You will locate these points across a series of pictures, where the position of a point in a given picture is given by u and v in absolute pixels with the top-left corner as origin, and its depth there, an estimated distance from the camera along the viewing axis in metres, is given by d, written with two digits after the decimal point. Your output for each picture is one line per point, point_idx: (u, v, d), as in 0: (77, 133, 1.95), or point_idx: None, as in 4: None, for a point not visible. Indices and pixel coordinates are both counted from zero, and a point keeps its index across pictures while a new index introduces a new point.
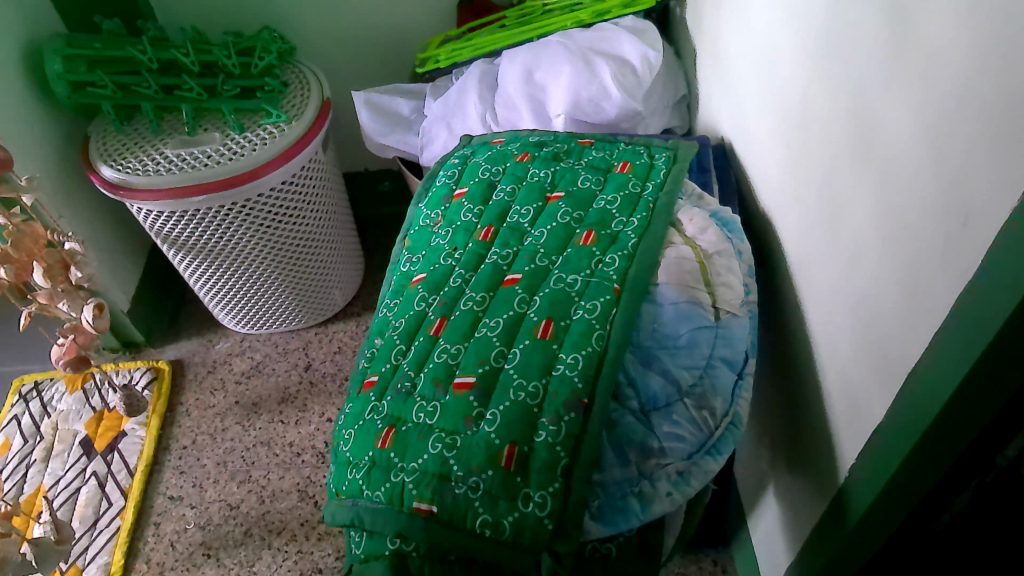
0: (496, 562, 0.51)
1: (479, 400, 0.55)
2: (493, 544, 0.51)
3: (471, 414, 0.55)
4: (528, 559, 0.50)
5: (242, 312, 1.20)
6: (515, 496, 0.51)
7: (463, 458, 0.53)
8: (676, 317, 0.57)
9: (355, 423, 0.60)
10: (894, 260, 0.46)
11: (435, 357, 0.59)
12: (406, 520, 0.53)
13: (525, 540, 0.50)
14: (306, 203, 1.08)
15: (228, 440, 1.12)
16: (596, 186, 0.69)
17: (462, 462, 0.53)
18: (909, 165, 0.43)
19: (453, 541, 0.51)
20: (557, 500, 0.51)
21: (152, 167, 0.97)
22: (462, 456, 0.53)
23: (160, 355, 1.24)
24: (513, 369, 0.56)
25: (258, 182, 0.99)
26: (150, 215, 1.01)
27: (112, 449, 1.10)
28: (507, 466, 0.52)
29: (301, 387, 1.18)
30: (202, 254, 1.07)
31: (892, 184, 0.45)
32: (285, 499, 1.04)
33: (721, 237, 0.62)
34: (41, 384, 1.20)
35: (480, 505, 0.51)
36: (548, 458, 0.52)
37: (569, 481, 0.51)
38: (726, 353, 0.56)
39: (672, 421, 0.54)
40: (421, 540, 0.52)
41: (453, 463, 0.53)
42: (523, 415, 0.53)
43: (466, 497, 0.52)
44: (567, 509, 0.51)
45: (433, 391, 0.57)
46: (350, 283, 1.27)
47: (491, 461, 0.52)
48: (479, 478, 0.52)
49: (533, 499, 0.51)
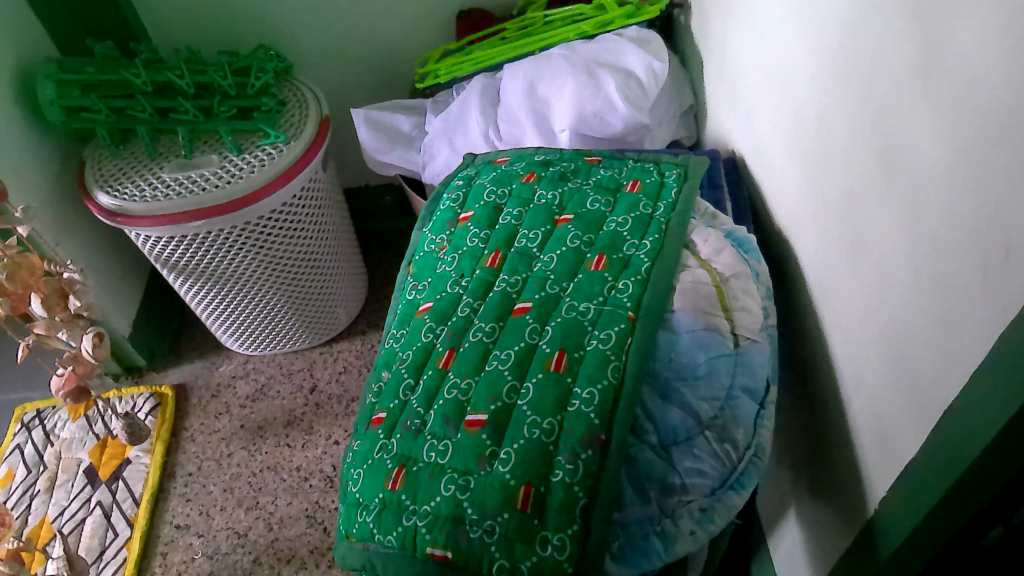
0: None
1: (493, 438, 0.53)
2: None
3: (484, 453, 0.53)
4: None
5: (245, 334, 1.18)
6: (532, 539, 0.49)
7: (478, 501, 0.51)
8: (694, 345, 0.55)
9: (363, 462, 0.58)
10: (925, 289, 0.44)
11: (445, 392, 0.57)
12: (420, 565, 0.51)
13: None
14: (307, 223, 1.07)
15: (234, 465, 1.10)
16: (606, 208, 0.67)
17: (476, 505, 0.51)
18: (939, 193, 0.41)
19: None
20: (577, 543, 0.49)
21: (150, 193, 0.95)
22: (476, 498, 0.51)
23: (163, 379, 1.22)
24: (527, 406, 0.54)
25: (258, 205, 0.97)
26: (149, 241, 0.99)
27: (117, 478, 1.08)
28: (523, 508, 0.50)
29: (307, 409, 1.16)
30: (202, 277, 1.05)
31: (921, 209, 0.43)
32: (293, 525, 1.02)
33: (737, 259, 0.60)
34: (43, 411, 1.18)
35: (497, 550, 0.49)
36: (565, 498, 0.50)
37: (587, 522, 0.49)
38: (746, 382, 0.55)
39: (693, 456, 0.52)
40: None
41: (467, 505, 0.51)
42: (539, 454, 0.51)
43: (482, 542, 0.50)
44: (588, 550, 0.49)
45: (444, 429, 0.55)
46: (353, 301, 1.25)
47: (507, 503, 0.50)
48: (494, 521, 0.50)
49: (551, 543, 0.49)
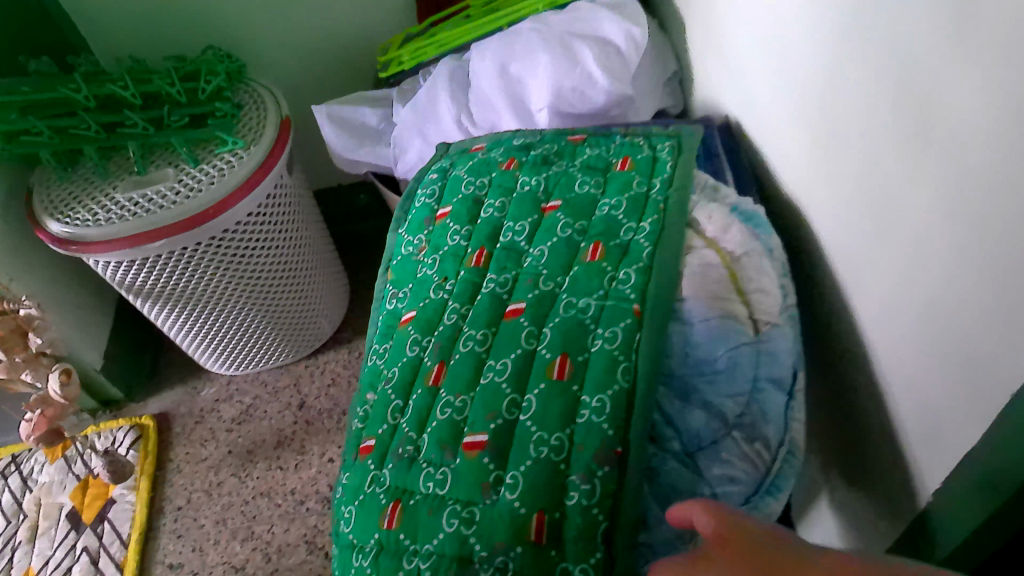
0: None
1: (496, 462, 0.47)
2: None
3: (488, 480, 0.47)
4: None
5: (224, 355, 1.12)
6: (551, 574, 0.44)
7: (485, 535, 0.45)
8: (710, 337, 0.49)
9: (355, 498, 0.52)
10: (976, 261, 0.38)
11: (438, 413, 0.52)
12: None
13: None
14: (277, 233, 1.00)
15: (225, 494, 1.04)
16: (596, 190, 0.61)
17: (484, 541, 0.45)
18: (985, 149, 0.35)
19: None
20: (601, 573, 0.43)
21: (104, 216, 0.88)
22: (483, 532, 0.45)
23: (143, 410, 1.16)
24: (530, 421, 0.48)
25: (222, 218, 0.91)
26: (109, 267, 0.92)
27: (102, 520, 1.02)
28: (537, 539, 0.44)
29: (297, 427, 1.10)
30: (171, 299, 0.98)
31: (961, 166, 0.37)
32: (293, 553, 0.97)
33: (748, 234, 0.53)
34: (19, 457, 1.12)
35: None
36: (584, 524, 0.44)
37: (611, 549, 0.44)
38: (772, 372, 0.49)
39: (721, 461, 0.47)
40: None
41: (474, 541, 0.45)
42: (549, 476, 0.46)
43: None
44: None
45: (440, 456, 0.49)
46: (336, 308, 1.18)
47: (518, 536, 0.44)
48: (506, 556, 0.44)
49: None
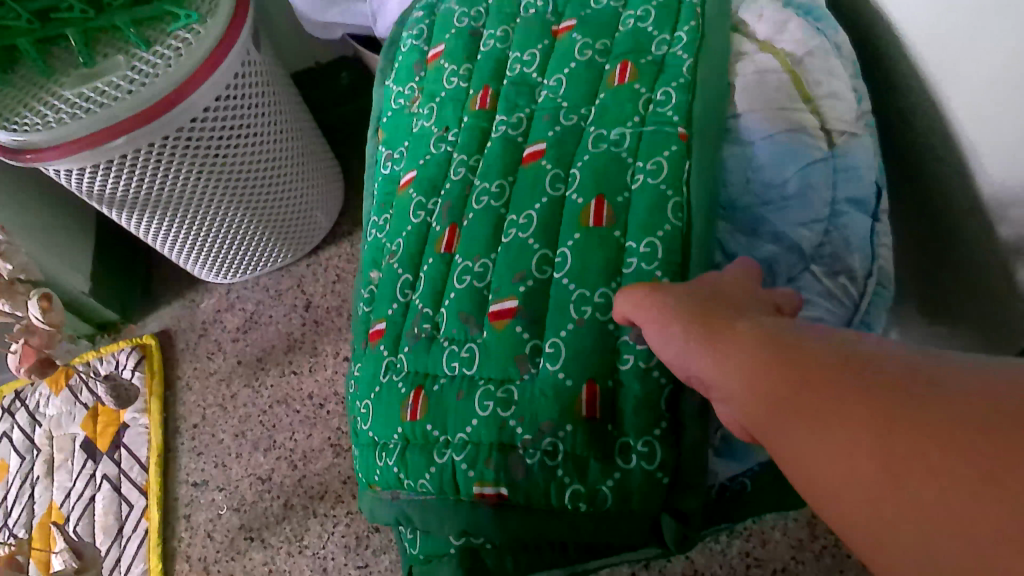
0: (607, 531, 0.46)
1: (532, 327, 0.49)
2: (594, 514, 0.46)
3: (524, 353, 0.49)
4: (645, 523, 0.46)
5: (218, 262, 1.04)
6: (612, 454, 0.46)
7: (529, 419, 0.47)
8: (775, 154, 0.47)
9: (380, 393, 0.54)
10: None
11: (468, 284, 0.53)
12: (469, 512, 0.48)
13: (637, 503, 0.45)
14: (253, 119, 0.90)
15: (241, 406, 0.99)
16: (618, 3, 0.57)
17: (531, 420, 0.47)
18: None
19: (532, 523, 0.47)
20: (668, 451, 0.45)
21: (52, 116, 0.77)
22: (527, 417, 0.47)
23: (144, 329, 1.09)
24: (567, 278, 0.49)
25: (187, 105, 0.80)
26: (72, 176, 0.83)
27: (118, 446, 0.98)
28: (591, 415, 0.46)
29: (307, 329, 1.04)
30: (148, 206, 0.90)
31: None
32: (319, 458, 0.92)
33: (809, 32, 0.50)
34: (23, 391, 1.06)
35: (564, 472, 0.46)
36: (644, 395, 0.46)
37: (677, 420, 0.46)
38: (853, 192, 0.46)
39: (805, 299, 0.45)
40: (501, 531, 0.48)
41: (518, 428, 0.47)
42: (597, 339, 0.47)
43: (543, 467, 0.47)
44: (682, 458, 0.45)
45: (465, 331, 0.52)
46: (331, 199, 1.09)
47: (569, 413, 0.46)
48: (556, 438, 0.46)
49: (637, 451, 0.45)
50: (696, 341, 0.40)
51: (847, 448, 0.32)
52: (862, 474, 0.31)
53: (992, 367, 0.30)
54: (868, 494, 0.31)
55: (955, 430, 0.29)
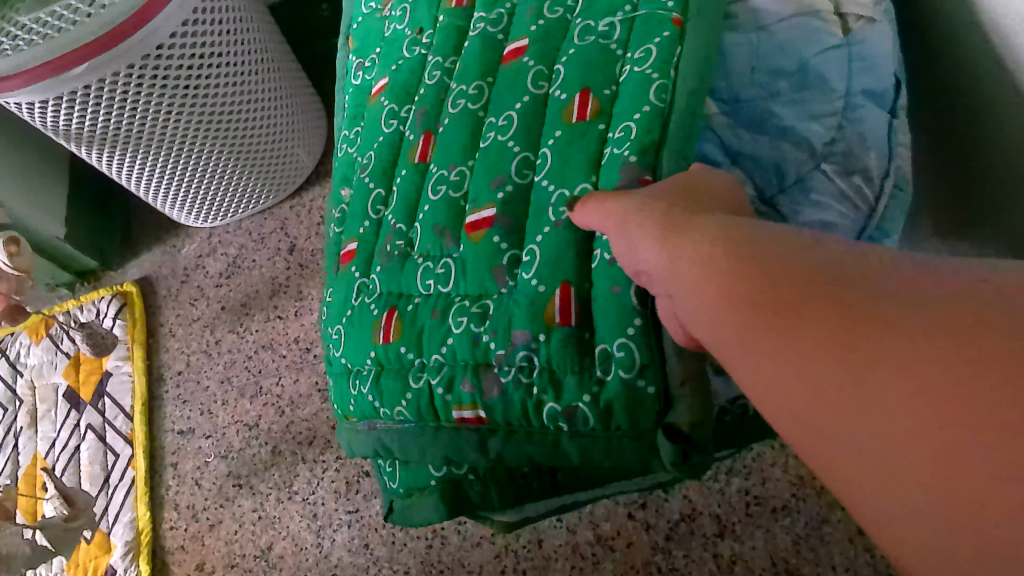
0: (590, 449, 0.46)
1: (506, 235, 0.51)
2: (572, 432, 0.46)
3: (500, 265, 0.50)
4: (637, 444, 0.44)
5: (197, 203, 0.99)
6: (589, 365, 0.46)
7: (502, 332, 0.48)
8: (794, 33, 0.49)
9: (355, 314, 0.57)
10: None
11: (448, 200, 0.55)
12: (450, 436, 0.50)
13: (627, 420, 0.44)
14: (226, 49, 0.85)
15: (225, 353, 0.96)
16: None
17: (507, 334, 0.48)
18: None
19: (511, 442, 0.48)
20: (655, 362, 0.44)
21: (9, 43, 0.73)
22: (498, 329, 0.48)
23: (124, 277, 1.06)
24: (547, 180, 0.50)
25: (150, 32, 0.75)
26: (34, 110, 0.78)
27: (101, 395, 0.95)
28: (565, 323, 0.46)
29: (291, 273, 1.00)
30: (117, 144, 0.85)
31: None
32: (307, 404, 0.89)
33: None
34: (2, 341, 1.03)
35: (539, 386, 0.46)
36: (620, 309, 0.45)
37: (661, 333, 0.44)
38: (869, 83, 0.48)
39: (812, 201, 0.47)
40: (485, 452, 0.49)
41: (492, 343, 0.49)
42: (571, 251, 0.47)
43: (523, 385, 0.47)
44: (669, 375, 0.44)
45: (441, 245, 0.54)
46: (314, 137, 1.04)
47: (541, 322, 0.47)
48: (528, 350, 0.47)
49: (616, 360, 0.45)
50: (653, 242, 0.40)
51: (809, 346, 0.32)
52: (828, 399, 0.32)
53: (972, 289, 0.30)
54: (823, 400, 0.32)
55: (934, 332, 0.30)
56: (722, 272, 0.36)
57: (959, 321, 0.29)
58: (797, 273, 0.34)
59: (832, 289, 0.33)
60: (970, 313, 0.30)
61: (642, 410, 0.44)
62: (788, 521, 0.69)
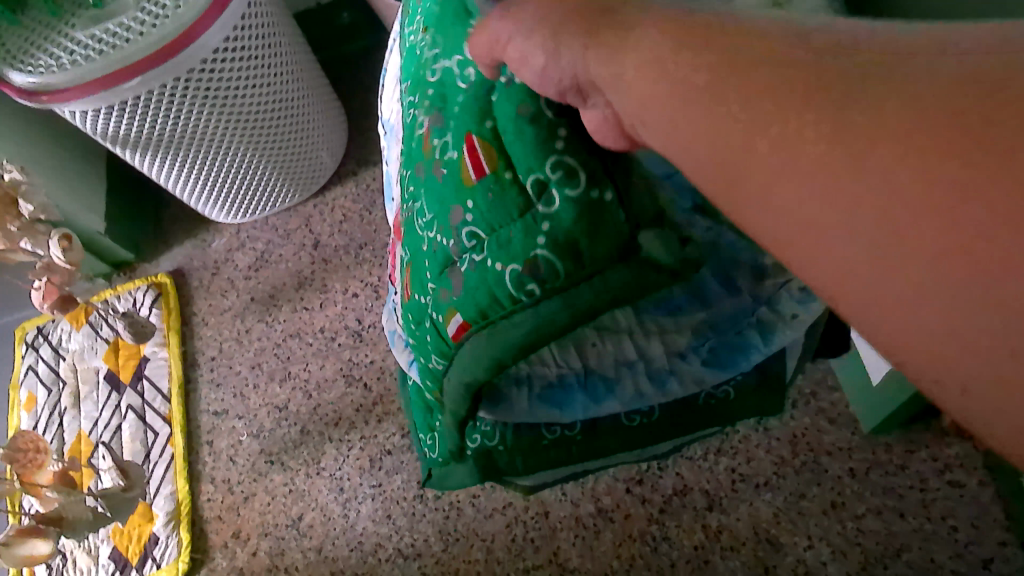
0: (538, 339, 0.40)
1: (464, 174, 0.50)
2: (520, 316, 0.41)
3: (437, 162, 0.47)
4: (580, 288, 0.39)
5: (228, 202, 1.07)
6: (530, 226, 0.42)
7: (443, 216, 0.46)
8: None
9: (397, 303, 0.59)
10: None
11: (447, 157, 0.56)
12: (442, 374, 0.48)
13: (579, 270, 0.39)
14: (259, 59, 0.92)
15: (255, 340, 1.03)
16: None
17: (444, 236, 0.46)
18: None
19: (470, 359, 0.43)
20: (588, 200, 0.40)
21: (65, 57, 0.80)
22: (442, 217, 0.47)
23: (157, 268, 1.13)
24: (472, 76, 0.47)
25: (196, 47, 0.83)
26: (86, 117, 0.85)
27: (140, 378, 1.03)
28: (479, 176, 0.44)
29: (316, 267, 1.08)
30: (158, 146, 0.92)
31: None
32: (333, 388, 0.97)
33: None
34: (45, 328, 1.11)
35: (489, 257, 0.43)
36: (539, 138, 0.42)
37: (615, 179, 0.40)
38: None
39: None
40: (458, 364, 0.44)
41: (442, 239, 0.47)
42: (482, 108, 0.45)
43: (475, 264, 0.44)
44: (631, 202, 0.40)
45: (412, 173, 0.51)
46: (336, 140, 1.12)
47: (463, 185, 0.45)
48: (468, 229, 0.45)
49: (546, 200, 0.41)
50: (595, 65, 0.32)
51: (819, 189, 0.24)
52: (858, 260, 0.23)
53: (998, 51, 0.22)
54: (832, 212, 0.24)
55: (949, 120, 0.21)
56: (684, 92, 0.28)
57: (975, 89, 0.21)
58: (792, 85, 0.25)
59: (822, 79, 0.24)
60: (996, 78, 0.21)
61: (604, 226, 0.39)
62: (769, 495, 0.77)
